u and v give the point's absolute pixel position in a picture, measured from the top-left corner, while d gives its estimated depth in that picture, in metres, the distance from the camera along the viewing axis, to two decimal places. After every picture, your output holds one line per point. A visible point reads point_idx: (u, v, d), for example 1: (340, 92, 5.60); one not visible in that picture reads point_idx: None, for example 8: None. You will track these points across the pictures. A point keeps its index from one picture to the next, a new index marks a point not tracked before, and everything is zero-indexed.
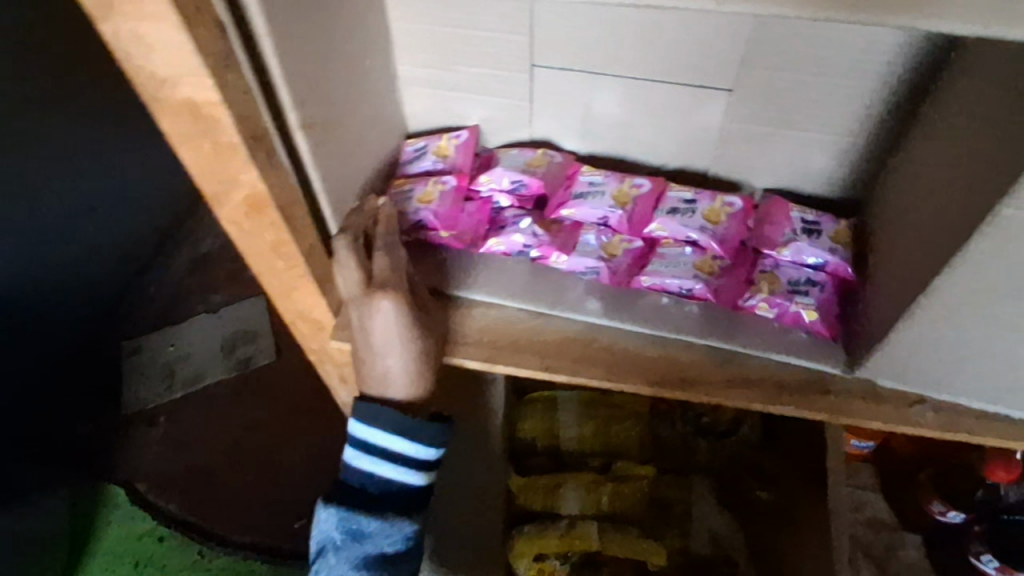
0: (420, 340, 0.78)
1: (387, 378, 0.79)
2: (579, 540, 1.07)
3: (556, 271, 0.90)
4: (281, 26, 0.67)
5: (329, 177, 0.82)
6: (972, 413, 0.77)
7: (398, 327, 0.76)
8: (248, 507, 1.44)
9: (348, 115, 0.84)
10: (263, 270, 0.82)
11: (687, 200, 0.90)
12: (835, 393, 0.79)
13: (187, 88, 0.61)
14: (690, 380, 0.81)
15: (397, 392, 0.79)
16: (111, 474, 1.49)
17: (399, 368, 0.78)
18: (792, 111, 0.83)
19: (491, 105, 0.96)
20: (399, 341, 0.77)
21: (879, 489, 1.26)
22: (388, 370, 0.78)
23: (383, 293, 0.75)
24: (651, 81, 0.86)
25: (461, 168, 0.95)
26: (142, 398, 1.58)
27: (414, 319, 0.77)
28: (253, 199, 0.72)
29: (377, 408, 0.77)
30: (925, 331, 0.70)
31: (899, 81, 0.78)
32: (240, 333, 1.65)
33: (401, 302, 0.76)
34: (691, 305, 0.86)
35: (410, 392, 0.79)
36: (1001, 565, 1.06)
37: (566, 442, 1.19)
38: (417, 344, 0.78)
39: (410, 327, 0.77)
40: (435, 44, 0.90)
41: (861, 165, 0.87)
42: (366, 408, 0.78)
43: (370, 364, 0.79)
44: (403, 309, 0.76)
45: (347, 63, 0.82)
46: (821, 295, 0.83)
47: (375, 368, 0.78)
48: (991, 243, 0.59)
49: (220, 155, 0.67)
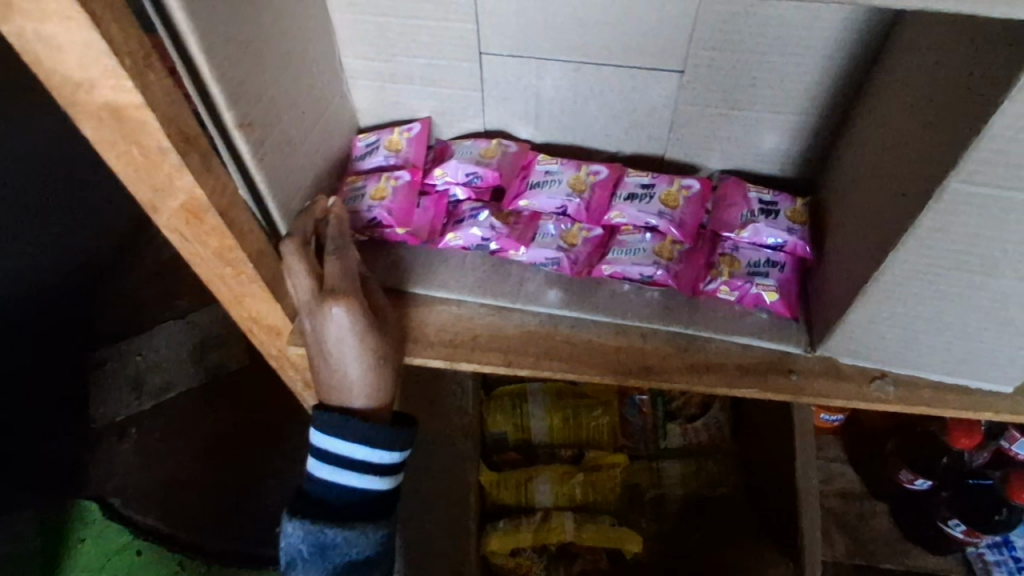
0: (376, 342, 0.76)
1: (343, 384, 0.76)
2: (553, 533, 1.09)
3: (516, 264, 0.88)
4: (205, 18, 0.64)
5: (273, 178, 0.79)
6: (930, 385, 0.78)
7: (353, 331, 0.74)
8: (226, 515, 1.42)
9: (290, 112, 0.81)
10: (211, 277, 0.79)
11: (645, 184, 0.89)
12: (797, 373, 0.79)
13: (107, 90, 0.57)
14: (652, 368, 0.80)
15: (355, 401, 0.76)
16: (83, 491, 1.45)
17: (357, 372, 0.75)
18: (740, 91, 0.83)
19: (441, 95, 0.93)
20: (355, 345, 0.74)
21: (849, 460, 1.28)
22: (346, 377, 0.76)
23: (334, 297, 0.73)
24: (600, 65, 0.85)
25: (414, 161, 0.93)
26: (111, 410, 1.53)
27: (368, 321, 0.75)
28: (191, 205, 0.69)
29: (336, 417, 0.75)
30: (881, 306, 0.70)
31: (848, 55, 0.77)
32: (209, 339, 1.60)
33: (355, 305, 0.74)
34: (653, 291, 0.85)
35: (367, 398, 0.77)
36: (967, 529, 1.10)
37: (537, 435, 1.19)
38: (374, 347, 0.75)
39: (366, 330, 0.75)
40: (378, 33, 0.87)
41: (815, 141, 0.86)
42: (325, 416, 0.75)
43: (327, 371, 0.76)
44: (358, 313, 0.74)
45: (284, 57, 0.78)
46: (781, 276, 0.83)
47: (332, 376, 0.76)
48: (940, 218, 0.59)
49: (151, 160, 0.64)
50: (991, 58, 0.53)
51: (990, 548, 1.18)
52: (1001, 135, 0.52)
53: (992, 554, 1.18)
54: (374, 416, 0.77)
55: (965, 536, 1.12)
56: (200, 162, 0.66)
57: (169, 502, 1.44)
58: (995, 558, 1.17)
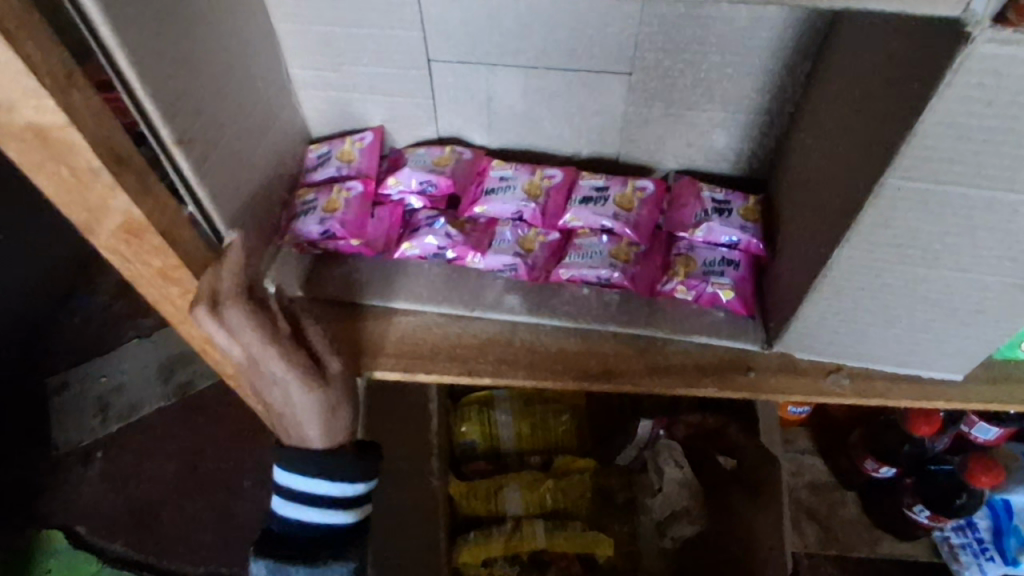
0: (326, 385, 0.72)
1: (296, 424, 0.73)
2: (523, 544, 1.07)
3: (474, 271, 0.87)
4: (133, 33, 0.62)
5: (218, 196, 0.77)
6: (884, 376, 0.79)
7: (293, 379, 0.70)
8: (199, 536, 1.39)
9: (233, 125, 0.79)
10: (158, 298, 0.77)
11: (599, 187, 0.89)
12: (755, 370, 0.80)
13: (28, 110, 0.55)
14: (612, 372, 0.80)
15: (311, 438, 0.74)
16: (47, 520, 1.40)
17: (311, 421, 0.73)
18: (687, 92, 0.83)
19: (391, 103, 0.92)
20: (299, 391, 0.71)
21: (817, 450, 1.31)
22: (303, 426, 0.73)
23: (270, 357, 0.69)
24: (547, 69, 0.84)
25: (367, 171, 0.92)
26: (77, 434, 1.48)
27: (310, 372, 0.71)
28: (129, 225, 0.67)
29: (298, 456, 0.74)
30: (831, 301, 0.70)
31: (788, 55, 0.78)
32: (173, 359, 1.56)
33: (291, 360, 0.70)
34: (612, 294, 0.85)
35: (325, 441, 0.74)
36: (931, 514, 1.13)
37: (505, 443, 1.18)
38: (321, 392, 0.72)
39: (311, 377, 0.71)
40: (323, 43, 0.86)
41: (764, 140, 0.87)
42: (289, 454, 0.75)
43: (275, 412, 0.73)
44: (298, 366, 0.70)
45: (225, 70, 0.76)
46: (736, 273, 0.83)
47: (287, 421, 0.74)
48: (880, 214, 0.60)
49: (81, 181, 0.62)
50: (919, 54, 0.53)
51: (955, 530, 1.20)
52: (933, 131, 0.53)
53: (957, 537, 1.19)
54: (333, 453, 0.75)
55: (930, 521, 1.14)
56: (136, 182, 0.64)
57: (139, 527, 1.40)
58: (960, 541, 1.19)
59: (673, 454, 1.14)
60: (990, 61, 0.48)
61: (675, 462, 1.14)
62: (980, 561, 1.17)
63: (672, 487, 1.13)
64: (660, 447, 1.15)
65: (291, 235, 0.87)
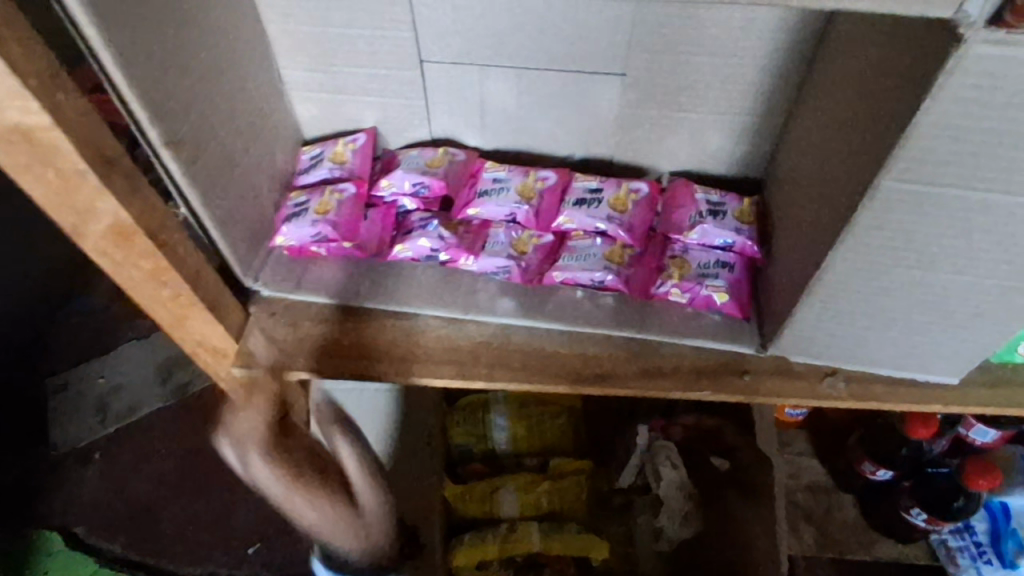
0: (348, 507, 0.88)
1: (334, 539, 0.91)
2: (519, 545, 1.07)
3: (467, 274, 0.87)
4: (120, 34, 0.61)
5: (210, 197, 0.77)
6: (881, 379, 0.78)
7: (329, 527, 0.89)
8: (196, 537, 1.38)
9: (224, 127, 0.78)
10: (148, 304, 0.75)
11: (593, 189, 0.88)
12: (751, 373, 0.79)
13: (12, 112, 0.55)
14: (607, 375, 0.80)
15: (353, 563, 0.95)
16: (45, 522, 1.39)
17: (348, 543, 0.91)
18: (682, 93, 0.83)
19: (385, 104, 0.91)
20: (325, 517, 0.87)
21: (815, 453, 1.30)
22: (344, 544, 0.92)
23: (291, 492, 0.85)
24: (541, 70, 0.84)
25: (360, 173, 0.91)
26: (74, 436, 1.48)
27: (316, 482, 0.85)
28: (118, 228, 0.66)
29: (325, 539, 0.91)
30: (827, 304, 0.70)
31: (783, 56, 0.77)
32: (170, 360, 1.56)
33: (300, 473, 0.84)
34: (606, 296, 0.84)
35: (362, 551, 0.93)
36: (928, 516, 1.12)
37: (500, 445, 1.17)
38: (350, 523, 0.89)
39: (336, 502, 0.87)
40: (315, 44, 0.85)
41: (760, 141, 0.87)
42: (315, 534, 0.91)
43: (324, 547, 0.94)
44: (310, 483, 0.85)
45: (216, 71, 0.76)
46: (731, 276, 0.83)
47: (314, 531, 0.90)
48: (875, 216, 0.59)
49: (69, 183, 0.61)
50: (914, 55, 0.53)
51: (953, 533, 1.19)
52: (928, 133, 0.52)
53: (955, 540, 1.18)
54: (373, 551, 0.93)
55: (927, 523, 1.14)
56: (123, 183, 0.64)
57: (136, 529, 1.39)
58: (958, 544, 1.18)
59: (668, 455, 1.12)
60: (985, 62, 0.47)
61: (670, 462, 1.12)
62: (978, 564, 1.16)
63: (670, 490, 1.10)
64: (656, 449, 1.13)
65: (283, 237, 0.87)
